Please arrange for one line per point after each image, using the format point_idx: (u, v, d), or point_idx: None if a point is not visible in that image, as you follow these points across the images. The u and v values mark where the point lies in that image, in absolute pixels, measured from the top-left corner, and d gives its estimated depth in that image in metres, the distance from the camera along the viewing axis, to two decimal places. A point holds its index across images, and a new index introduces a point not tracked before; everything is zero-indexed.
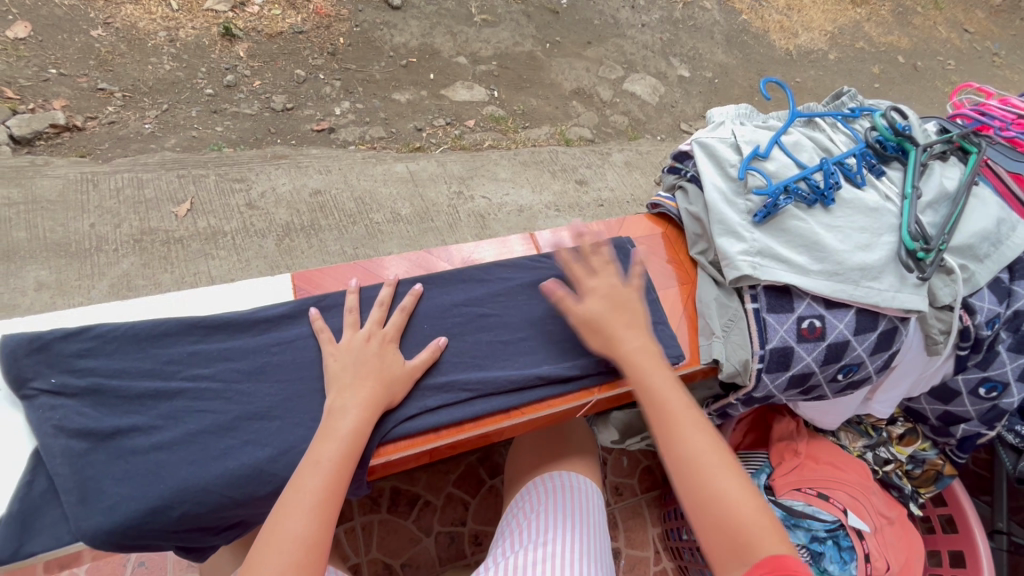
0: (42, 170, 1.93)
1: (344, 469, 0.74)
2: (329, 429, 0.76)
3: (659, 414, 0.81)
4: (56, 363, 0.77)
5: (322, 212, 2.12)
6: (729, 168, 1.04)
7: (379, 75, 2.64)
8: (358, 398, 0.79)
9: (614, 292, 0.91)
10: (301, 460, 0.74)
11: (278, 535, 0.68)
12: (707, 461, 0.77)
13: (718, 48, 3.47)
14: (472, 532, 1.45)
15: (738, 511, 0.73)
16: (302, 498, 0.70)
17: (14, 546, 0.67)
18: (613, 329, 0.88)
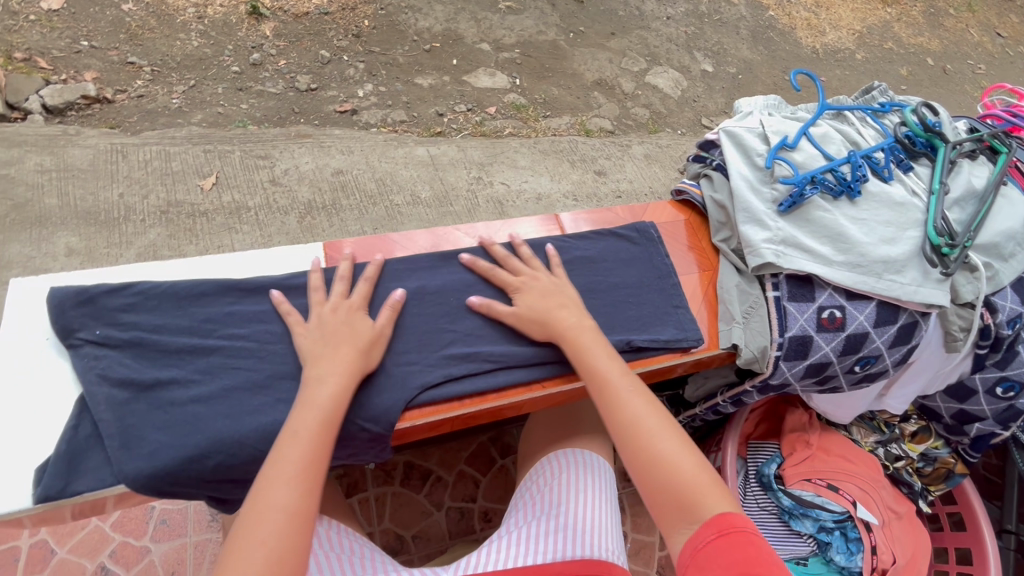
0: (74, 140, 1.98)
1: (326, 438, 0.75)
2: (309, 399, 0.77)
3: (599, 388, 0.84)
4: (101, 316, 0.81)
5: (344, 192, 2.15)
6: (756, 157, 1.05)
7: (402, 59, 2.65)
8: (330, 365, 0.79)
9: (546, 286, 0.92)
10: (280, 431, 0.74)
11: (264, 504, 0.69)
12: (650, 428, 0.81)
13: (743, 44, 3.44)
14: (481, 508, 1.48)
15: (681, 474, 0.77)
16: (284, 469, 0.71)
17: (61, 485, 0.71)
18: (553, 317, 0.89)
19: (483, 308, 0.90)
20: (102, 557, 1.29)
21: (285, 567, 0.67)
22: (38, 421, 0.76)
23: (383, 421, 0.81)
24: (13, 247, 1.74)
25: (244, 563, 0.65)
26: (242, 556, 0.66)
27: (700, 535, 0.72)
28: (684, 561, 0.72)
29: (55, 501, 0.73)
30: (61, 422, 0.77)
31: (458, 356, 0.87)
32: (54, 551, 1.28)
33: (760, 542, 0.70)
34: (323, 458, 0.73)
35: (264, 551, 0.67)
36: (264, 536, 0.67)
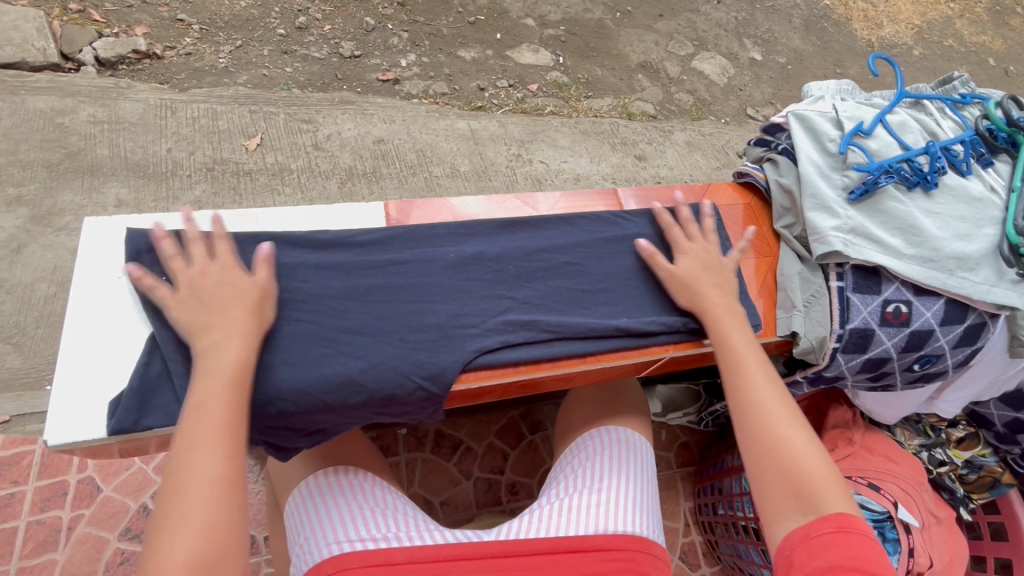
0: (125, 93, 2.00)
1: (239, 401, 0.71)
2: (209, 367, 0.72)
3: (730, 366, 0.85)
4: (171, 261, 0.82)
5: (384, 160, 2.15)
6: (828, 142, 1.01)
7: (446, 30, 2.62)
8: (222, 329, 0.74)
9: (707, 255, 0.94)
10: (184, 403, 0.69)
11: (183, 478, 0.65)
12: (778, 413, 0.80)
13: (796, 33, 3.31)
14: (509, 481, 1.50)
15: (802, 464, 0.77)
16: (196, 439, 0.67)
17: (134, 419, 0.73)
18: (700, 291, 0.91)
19: (646, 255, 0.94)
20: (144, 497, 1.34)
21: (224, 532, 0.64)
22: (109, 355, 0.79)
23: (439, 381, 0.81)
24: (66, 195, 1.77)
25: (177, 537, 0.62)
26: (173, 532, 0.63)
27: (815, 525, 0.72)
28: (789, 548, 0.72)
29: (126, 433, 0.75)
30: (132, 358, 0.79)
31: (513, 323, 0.87)
32: (100, 488, 1.33)
33: (878, 549, 0.69)
34: (239, 420, 0.70)
35: (197, 523, 0.63)
36: (190, 511, 0.64)
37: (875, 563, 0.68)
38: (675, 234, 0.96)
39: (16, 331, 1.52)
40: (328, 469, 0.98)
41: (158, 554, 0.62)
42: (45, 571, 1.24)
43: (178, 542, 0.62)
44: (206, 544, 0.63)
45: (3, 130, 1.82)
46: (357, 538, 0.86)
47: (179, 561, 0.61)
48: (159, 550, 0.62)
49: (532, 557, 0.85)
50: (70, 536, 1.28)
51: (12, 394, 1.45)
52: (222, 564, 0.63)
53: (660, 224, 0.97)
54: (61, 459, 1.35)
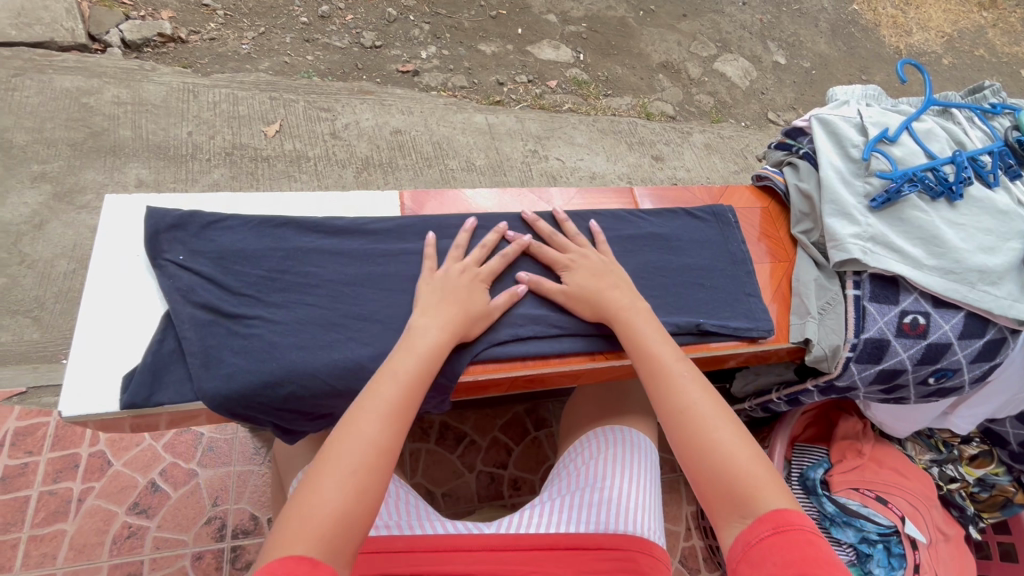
0: (149, 76, 2.03)
1: (421, 383, 0.73)
2: (411, 345, 0.76)
3: (649, 372, 0.80)
4: (189, 241, 0.83)
5: (400, 151, 2.15)
6: (851, 148, 0.99)
7: (467, 23, 2.61)
8: (438, 322, 0.79)
9: (595, 263, 0.89)
10: (376, 370, 0.73)
11: (351, 434, 0.67)
12: (704, 414, 0.74)
13: (822, 38, 3.26)
14: (511, 476, 1.50)
15: (736, 464, 0.69)
16: (374, 404, 0.69)
17: (147, 393, 0.74)
18: (608, 301, 0.86)
19: (531, 285, 0.89)
20: (153, 473, 1.36)
21: (368, 499, 0.64)
22: (126, 330, 0.80)
23: (448, 372, 0.82)
24: (88, 173, 1.80)
25: (329, 486, 0.63)
26: (327, 479, 0.63)
27: (753, 529, 0.64)
28: (734, 558, 0.63)
29: (137, 407, 0.75)
30: (147, 335, 0.80)
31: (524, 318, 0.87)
32: (111, 462, 1.36)
33: (825, 546, 0.60)
34: (415, 399, 0.72)
35: (350, 480, 0.64)
36: (347, 466, 0.65)
37: (822, 560, 0.59)
38: (559, 242, 0.93)
39: (36, 305, 1.55)
40: None
41: (311, 496, 0.62)
42: (55, 541, 1.26)
43: (330, 491, 0.63)
44: (353, 503, 0.63)
45: (30, 107, 1.85)
46: None
47: (325, 512, 0.61)
48: (313, 492, 0.63)
49: (533, 552, 0.86)
50: (80, 507, 1.31)
51: (29, 367, 1.48)
52: (355, 530, 0.62)
53: (520, 246, 0.92)
54: (74, 433, 1.38)
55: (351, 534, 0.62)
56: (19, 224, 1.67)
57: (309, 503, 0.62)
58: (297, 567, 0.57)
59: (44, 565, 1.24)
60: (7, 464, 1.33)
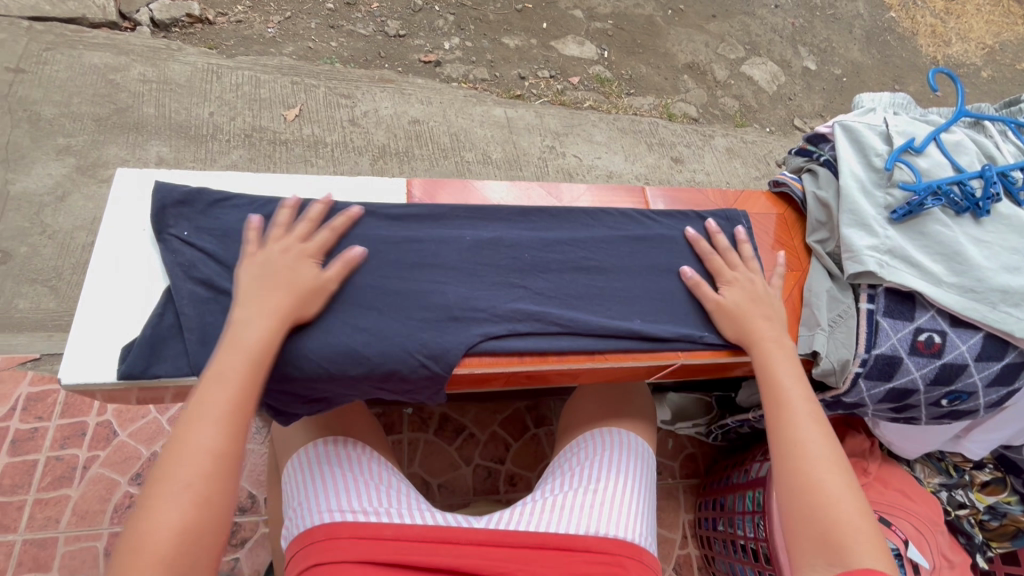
0: (175, 55, 2.06)
1: (254, 379, 0.71)
2: (234, 340, 0.72)
3: (773, 400, 0.81)
4: (192, 218, 0.83)
5: (417, 141, 2.16)
6: (874, 157, 0.96)
7: (492, 16, 2.60)
8: (260, 310, 0.74)
9: (756, 287, 0.89)
10: (202, 372, 0.70)
11: (186, 445, 0.66)
12: (818, 455, 0.75)
13: (855, 45, 3.17)
14: (508, 472, 1.49)
15: (838, 512, 0.70)
16: (204, 411, 0.68)
17: (143, 366, 0.74)
18: (750, 322, 0.86)
19: (690, 284, 0.90)
20: (156, 446, 1.38)
21: (211, 509, 0.65)
22: (127, 303, 0.80)
23: (441, 361, 0.79)
24: (111, 149, 1.83)
25: (166, 505, 0.63)
26: (163, 501, 0.63)
27: None
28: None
29: (135, 379, 0.76)
30: (148, 308, 0.81)
31: (523, 314, 0.84)
32: (116, 432, 1.38)
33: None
34: (249, 397, 0.70)
35: (185, 495, 0.64)
36: (187, 479, 0.64)
37: None
38: (732, 258, 0.92)
39: (54, 275, 1.59)
40: (325, 438, 0.99)
41: (146, 523, 0.62)
42: (59, 506, 1.30)
43: (166, 512, 0.63)
44: (193, 516, 0.63)
45: (58, 81, 1.89)
46: (348, 509, 0.87)
47: (163, 533, 0.62)
48: (147, 516, 0.62)
49: (518, 549, 0.85)
50: (85, 474, 1.34)
51: (44, 334, 1.51)
52: (206, 539, 0.64)
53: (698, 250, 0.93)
54: (82, 402, 1.41)
55: (202, 544, 0.63)
56: (42, 195, 1.71)
57: (143, 530, 0.62)
58: None
59: (47, 528, 1.27)
60: (18, 428, 1.36)
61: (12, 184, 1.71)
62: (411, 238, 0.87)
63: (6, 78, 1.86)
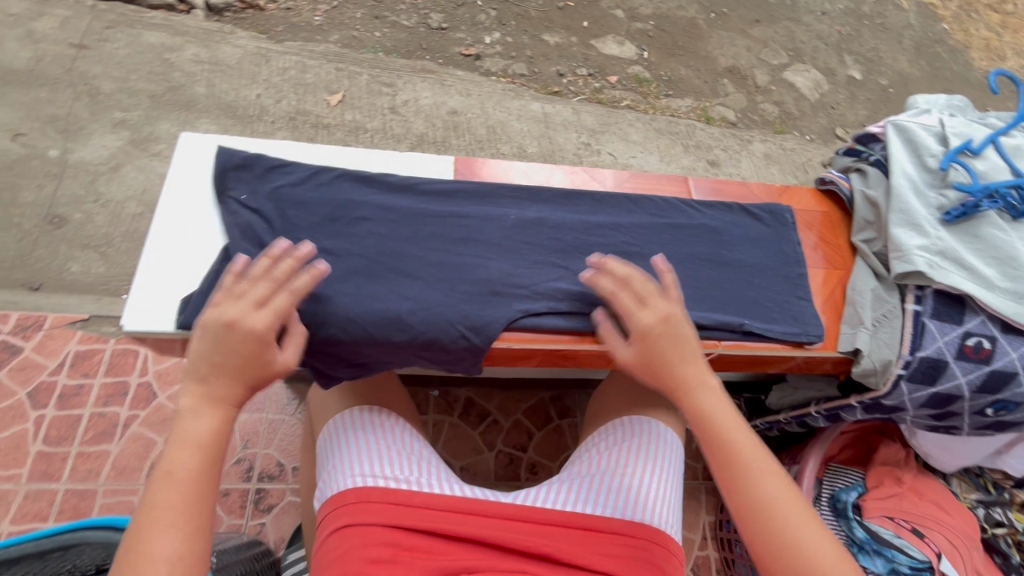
0: (227, 38, 2.13)
1: (210, 474, 0.66)
2: (181, 434, 0.67)
3: (723, 458, 0.68)
4: (250, 182, 0.86)
5: (455, 132, 2.18)
6: (928, 157, 0.94)
7: (534, 13, 2.62)
8: (204, 396, 0.68)
9: (668, 324, 0.75)
10: (151, 476, 0.64)
11: (140, 560, 0.59)
12: (789, 511, 0.64)
13: (904, 55, 3.09)
14: (529, 461, 1.50)
15: (827, 574, 0.61)
16: (158, 516, 0.62)
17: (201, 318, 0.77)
18: (669, 363, 0.73)
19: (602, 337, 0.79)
20: None
21: None
22: (187, 259, 0.83)
23: (482, 334, 0.79)
24: (163, 125, 1.89)
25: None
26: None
27: None
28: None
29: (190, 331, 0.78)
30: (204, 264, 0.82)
31: (564, 294, 0.85)
32: (156, 394, 1.44)
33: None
34: (207, 490, 0.65)
35: None
36: None
37: None
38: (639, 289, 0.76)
39: (105, 242, 1.66)
40: (361, 406, 1.01)
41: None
42: (99, 460, 1.35)
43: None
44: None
45: (117, 58, 1.97)
46: (380, 475, 0.89)
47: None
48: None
49: (546, 527, 0.86)
50: (125, 432, 1.39)
51: (93, 297, 1.58)
52: None
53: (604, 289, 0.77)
54: (126, 363, 1.46)
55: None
56: (97, 165, 1.78)
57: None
58: None
59: (88, 480, 1.33)
60: (65, 383, 1.42)
61: (70, 154, 1.79)
62: (457, 213, 0.89)
63: (69, 53, 1.94)
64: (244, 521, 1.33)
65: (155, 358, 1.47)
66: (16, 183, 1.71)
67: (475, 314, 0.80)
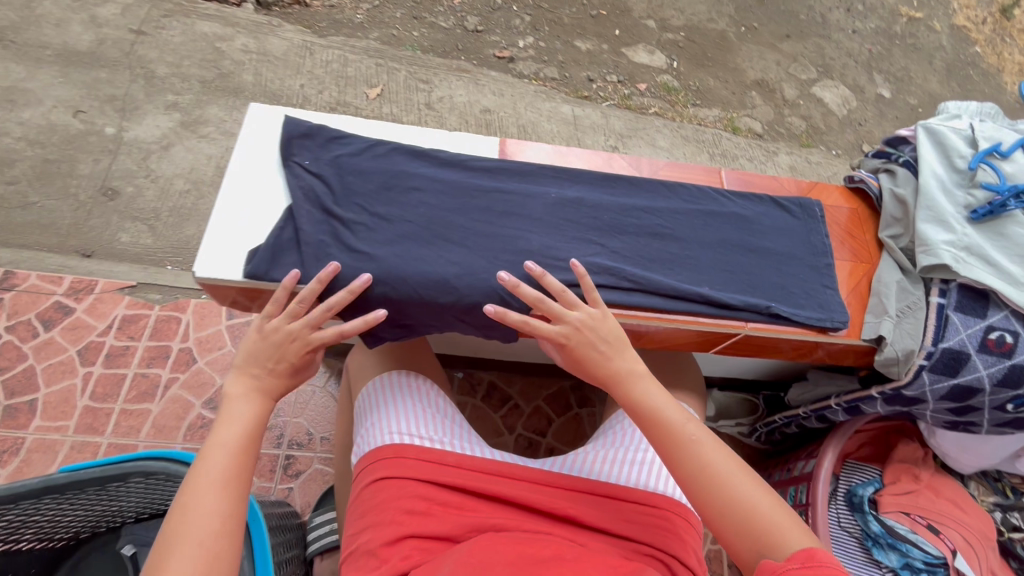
0: (275, 31, 2.22)
1: (252, 445, 0.73)
2: (227, 413, 0.74)
3: (657, 434, 0.75)
4: (312, 150, 0.93)
5: (486, 130, 2.24)
6: (957, 158, 0.97)
7: (567, 19, 2.69)
8: (250, 384, 0.76)
9: (584, 333, 0.81)
10: (200, 445, 0.71)
11: (189, 513, 0.65)
12: (720, 465, 0.71)
13: (934, 76, 3.10)
14: (548, 445, 1.54)
15: (761, 516, 0.67)
16: (207, 475, 0.68)
17: (267, 269, 0.82)
18: (599, 361, 0.80)
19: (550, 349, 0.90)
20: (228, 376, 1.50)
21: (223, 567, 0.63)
22: (253, 215, 0.88)
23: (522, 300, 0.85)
24: (212, 108, 1.97)
25: (176, 563, 0.61)
26: (171, 559, 0.61)
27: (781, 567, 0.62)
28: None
29: (254, 280, 0.84)
30: (267, 222, 0.89)
31: (600, 268, 0.89)
32: (195, 359, 1.51)
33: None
34: (251, 457, 0.72)
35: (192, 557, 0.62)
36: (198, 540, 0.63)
37: None
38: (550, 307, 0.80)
39: (153, 215, 1.74)
40: (397, 370, 1.06)
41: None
42: (140, 418, 1.42)
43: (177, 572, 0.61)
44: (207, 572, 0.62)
45: (172, 45, 2.06)
46: (416, 434, 0.93)
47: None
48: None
49: (573, 493, 0.90)
50: (165, 393, 1.46)
51: (140, 266, 1.65)
52: None
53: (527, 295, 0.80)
54: (169, 328, 1.54)
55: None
56: (149, 143, 1.86)
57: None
58: None
59: (129, 436, 1.40)
60: (112, 344, 1.50)
61: (124, 132, 1.86)
62: (502, 189, 0.94)
63: (129, 38, 2.03)
64: (273, 484, 1.39)
65: (197, 326, 1.55)
66: (74, 157, 1.79)
67: (515, 282, 0.86)
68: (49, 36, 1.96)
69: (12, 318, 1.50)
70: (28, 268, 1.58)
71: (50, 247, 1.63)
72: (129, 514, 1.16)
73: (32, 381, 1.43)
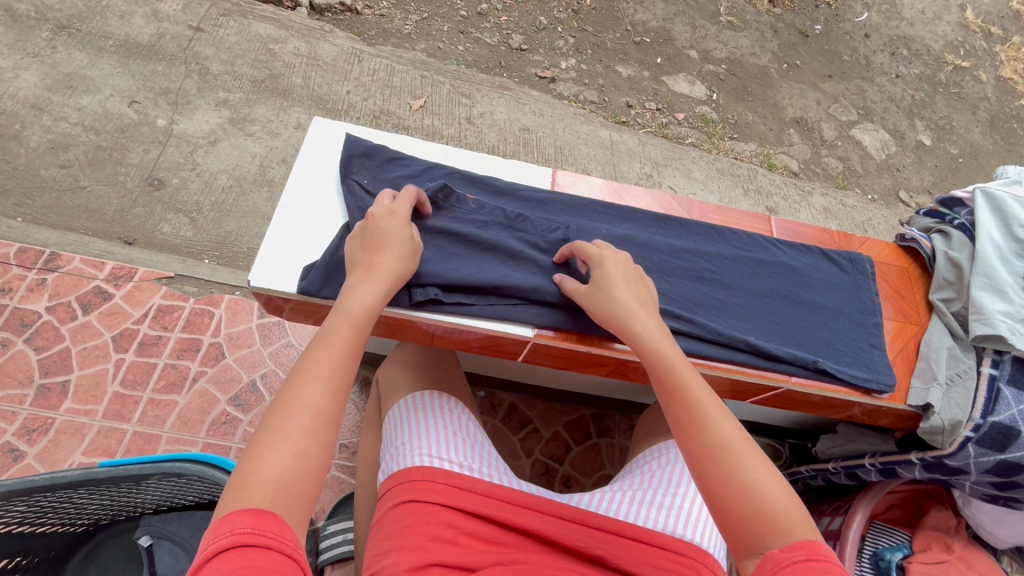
0: (326, 36, 2.23)
1: (356, 342, 0.76)
2: (346, 308, 0.79)
3: (681, 404, 0.75)
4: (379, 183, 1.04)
5: (524, 148, 2.25)
6: (1015, 227, 1.05)
7: (611, 44, 2.71)
8: (363, 273, 0.85)
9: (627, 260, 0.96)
10: (315, 336, 0.75)
11: (295, 400, 0.69)
12: (741, 444, 0.70)
13: (977, 127, 3.06)
14: (564, 473, 1.52)
15: (772, 505, 0.65)
16: (310, 371, 0.71)
17: (319, 286, 0.93)
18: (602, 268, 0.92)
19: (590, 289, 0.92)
20: (255, 374, 1.53)
21: (312, 456, 0.66)
22: (316, 233, 1.01)
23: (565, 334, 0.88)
24: (260, 108, 1.98)
25: (270, 454, 0.65)
26: (258, 451, 0.65)
27: (782, 555, 0.61)
28: None
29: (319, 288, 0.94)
30: (326, 236, 1.02)
31: (670, 315, 0.98)
32: (224, 354, 1.54)
33: None
34: (351, 364, 0.74)
35: (287, 447, 0.66)
36: (289, 432, 0.67)
37: None
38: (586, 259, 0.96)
39: (195, 208, 1.75)
40: (429, 390, 1.07)
41: (250, 469, 0.64)
42: (167, 408, 1.44)
43: (266, 459, 0.65)
44: (295, 464, 0.65)
45: (228, 43, 2.08)
46: (445, 458, 0.93)
47: (264, 480, 0.63)
48: (255, 462, 0.64)
49: (597, 531, 0.88)
50: (192, 386, 1.48)
51: (179, 258, 1.66)
52: (301, 489, 0.64)
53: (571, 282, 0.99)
54: (201, 322, 1.57)
55: (298, 493, 0.64)
56: (197, 138, 1.87)
57: (247, 479, 0.63)
58: (240, 519, 0.60)
59: (154, 425, 1.42)
60: (146, 333, 1.53)
61: (175, 124, 1.88)
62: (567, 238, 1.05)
63: (187, 34, 2.05)
64: None
65: (230, 321, 1.58)
66: (125, 145, 1.81)
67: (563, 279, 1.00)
68: (112, 27, 2.00)
69: (52, 299, 1.54)
70: (71, 251, 1.62)
71: (94, 232, 1.66)
72: (147, 506, 1.19)
73: (66, 362, 1.46)
